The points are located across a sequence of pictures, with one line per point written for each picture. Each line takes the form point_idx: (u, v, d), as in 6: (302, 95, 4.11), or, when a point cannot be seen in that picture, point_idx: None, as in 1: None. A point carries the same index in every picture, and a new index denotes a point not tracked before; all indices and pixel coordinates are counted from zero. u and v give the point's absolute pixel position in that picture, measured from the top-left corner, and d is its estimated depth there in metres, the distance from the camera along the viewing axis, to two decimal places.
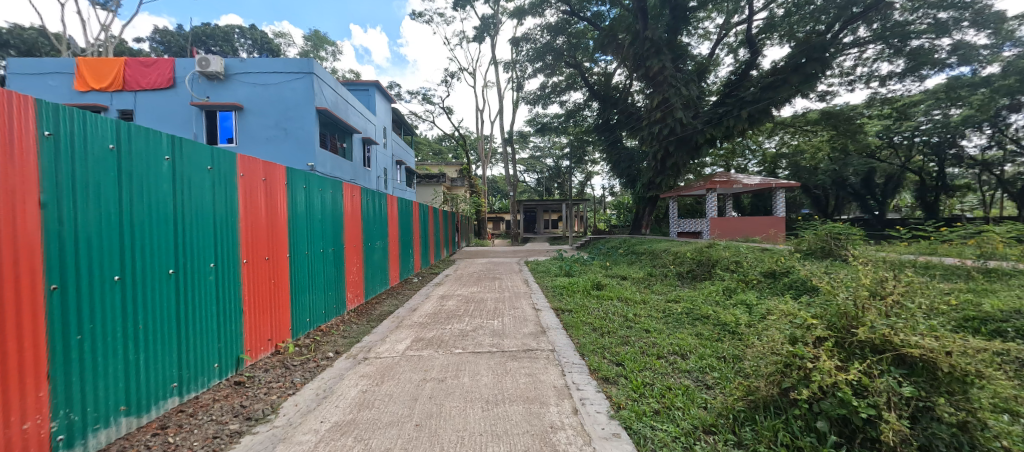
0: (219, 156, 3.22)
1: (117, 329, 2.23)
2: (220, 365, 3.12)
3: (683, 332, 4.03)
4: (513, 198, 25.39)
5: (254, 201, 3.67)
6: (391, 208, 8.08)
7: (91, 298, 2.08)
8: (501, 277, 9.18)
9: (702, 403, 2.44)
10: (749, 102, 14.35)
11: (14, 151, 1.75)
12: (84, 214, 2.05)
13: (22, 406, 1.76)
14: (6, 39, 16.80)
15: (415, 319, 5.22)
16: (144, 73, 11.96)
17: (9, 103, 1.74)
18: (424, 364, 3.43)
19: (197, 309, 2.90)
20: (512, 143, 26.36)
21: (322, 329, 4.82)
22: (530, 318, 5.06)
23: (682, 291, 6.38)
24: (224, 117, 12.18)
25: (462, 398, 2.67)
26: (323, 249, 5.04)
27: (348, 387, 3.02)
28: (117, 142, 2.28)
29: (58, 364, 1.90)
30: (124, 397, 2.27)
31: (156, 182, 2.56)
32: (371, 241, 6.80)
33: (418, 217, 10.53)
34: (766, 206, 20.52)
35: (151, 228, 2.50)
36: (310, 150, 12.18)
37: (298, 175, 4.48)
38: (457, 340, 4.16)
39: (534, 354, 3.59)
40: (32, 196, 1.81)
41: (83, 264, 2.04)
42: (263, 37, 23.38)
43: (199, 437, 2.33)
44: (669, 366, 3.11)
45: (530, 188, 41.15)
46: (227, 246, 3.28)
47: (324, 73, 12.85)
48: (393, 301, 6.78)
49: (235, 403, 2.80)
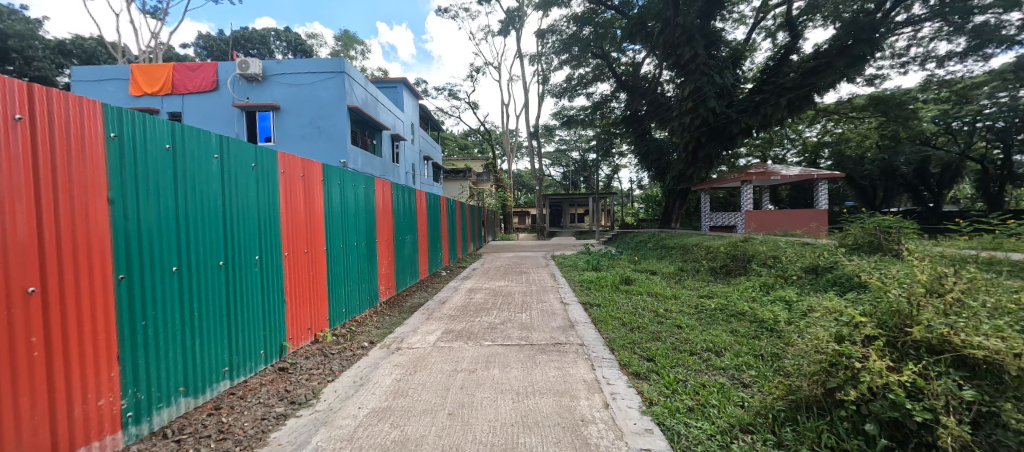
0: (262, 154, 3.38)
1: (175, 317, 2.41)
2: (265, 352, 3.31)
3: (717, 328, 3.91)
4: (539, 192, 25.31)
5: (293, 197, 3.83)
6: (420, 204, 8.25)
7: (152, 287, 2.26)
8: (528, 271, 9.22)
9: (738, 402, 2.37)
10: (789, 88, 13.69)
11: (85, 151, 1.91)
12: (146, 211, 2.22)
13: (97, 385, 1.94)
14: (69, 49, 18.22)
15: (444, 312, 5.33)
16: (190, 76, 12.64)
17: (79, 106, 1.91)
18: (455, 355, 3.50)
19: (245, 298, 3.08)
20: (538, 137, 26.21)
21: (356, 319, 5.00)
22: (559, 312, 5.06)
23: (716, 287, 6.19)
24: (263, 117, 12.77)
25: (493, 389, 2.71)
26: (357, 242, 5.20)
27: (383, 375, 3.13)
28: (173, 142, 2.45)
29: (127, 347, 2.10)
30: (183, 379, 2.46)
31: (207, 180, 2.73)
32: (401, 235, 6.97)
33: (446, 211, 10.71)
34: (807, 199, 19.50)
35: (203, 222, 2.68)
36: (344, 148, 12.61)
37: (333, 171, 4.63)
38: (486, 333, 4.21)
39: (564, 348, 3.59)
40: (102, 194, 1.98)
41: (145, 255, 2.21)
42: (297, 38, 24.32)
43: (249, 418, 2.50)
44: (703, 363, 3.03)
45: (557, 182, 40.88)
46: (271, 238, 3.46)
47: (355, 72, 13.22)
48: (422, 293, 6.93)
49: (280, 388, 2.97)
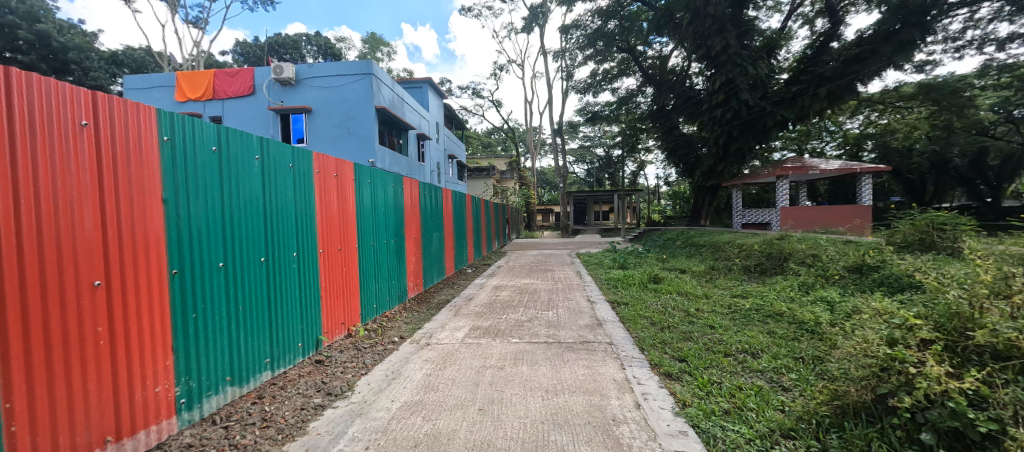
0: (299, 154, 3.52)
1: (221, 310, 2.57)
2: (303, 344, 3.46)
3: (753, 329, 3.77)
4: (563, 189, 25.13)
5: (327, 195, 3.96)
6: (446, 202, 8.37)
7: (202, 282, 2.42)
8: (553, 269, 9.15)
9: (778, 406, 2.28)
10: (829, 78, 12.98)
11: (142, 155, 2.06)
12: (195, 210, 2.37)
13: (155, 372, 2.10)
14: (121, 59, 19.50)
15: (471, 308, 5.39)
16: (229, 82, 13.26)
17: (136, 112, 2.05)
18: (483, 351, 3.54)
19: (284, 293, 3.22)
20: (562, 134, 26.01)
21: (386, 315, 5.13)
22: (585, 310, 5.01)
23: (750, 286, 5.96)
24: (296, 119, 13.26)
25: (522, 386, 2.72)
26: (386, 240, 5.33)
27: (414, 370, 3.21)
28: (219, 144, 2.59)
29: (179, 338, 2.25)
30: (229, 369, 2.62)
31: (249, 179, 2.87)
32: (428, 233, 7.10)
33: (471, 209, 10.83)
34: (848, 194, 18.47)
35: (247, 220, 2.83)
36: (372, 148, 12.92)
37: (364, 170, 4.76)
38: (514, 330, 4.24)
39: (592, 347, 3.56)
40: (157, 194, 2.14)
41: (194, 251, 2.37)
42: (327, 42, 25.11)
43: (290, 408, 2.61)
44: (739, 365, 2.93)
45: (581, 179, 40.46)
46: (307, 235, 3.60)
47: (382, 73, 13.51)
48: (449, 290, 7.04)
49: (317, 380, 3.09)
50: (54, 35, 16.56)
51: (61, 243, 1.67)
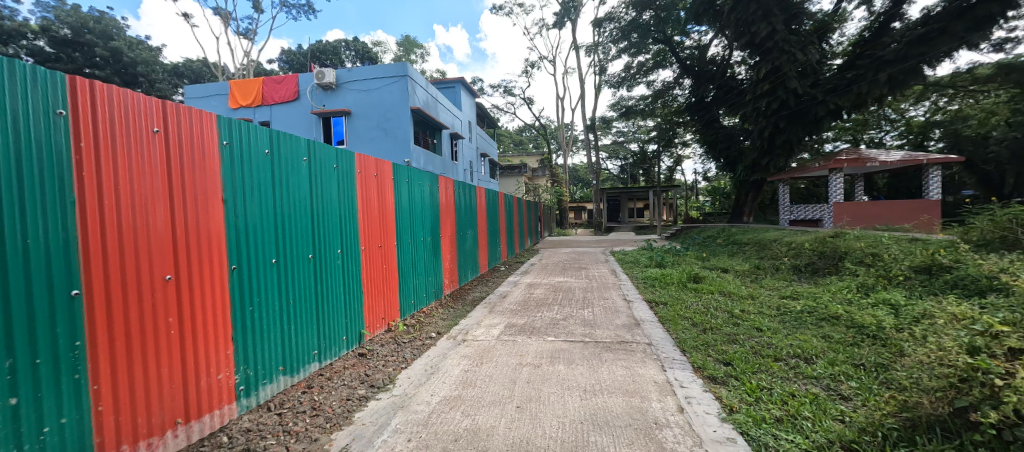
0: (343, 154, 3.67)
1: (274, 303, 2.75)
2: (347, 338, 3.61)
3: (805, 333, 3.55)
4: (596, 186, 24.73)
5: (368, 194, 4.10)
6: (480, 200, 8.46)
7: (257, 277, 2.61)
8: (587, 267, 9.04)
9: (837, 416, 2.13)
10: (890, 61, 11.93)
11: (204, 158, 2.25)
12: (250, 210, 2.56)
13: (218, 359, 2.30)
14: (181, 70, 21.07)
15: (506, 306, 5.42)
16: (276, 88, 14.03)
17: (199, 120, 2.24)
18: (519, 349, 3.55)
19: (330, 288, 3.38)
20: (594, 129, 25.59)
21: (424, 311, 5.26)
22: (622, 309, 4.91)
23: (800, 287, 5.60)
24: (337, 122, 13.83)
25: (559, 385, 2.71)
26: (423, 237, 5.45)
27: (452, 365, 3.26)
28: (271, 147, 2.76)
29: (238, 329, 2.44)
30: (282, 360, 2.79)
31: (298, 179, 3.03)
32: (463, 230, 7.21)
33: (504, 207, 10.89)
34: (912, 187, 16.98)
35: (296, 218, 3.00)
36: (408, 148, 13.26)
37: (402, 170, 4.90)
38: (549, 328, 4.22)
39: (631, 347, 3.49)
40: (217, 196, 2.32)
41: (249, 248, 2.55)
42: (364, 46, 26.00)
43: (336, 398, 2.74)
44: (791, 370, 2.76)
45: (614, 176, 39.64)
46: (351, 233, 3.76)
47: (417, 74, 13.82)
48: (484, 287, 7.11)
49: (360, 372, 3.22)
50: (125, 51, 18.24)
51: (138, 240, 1.87)
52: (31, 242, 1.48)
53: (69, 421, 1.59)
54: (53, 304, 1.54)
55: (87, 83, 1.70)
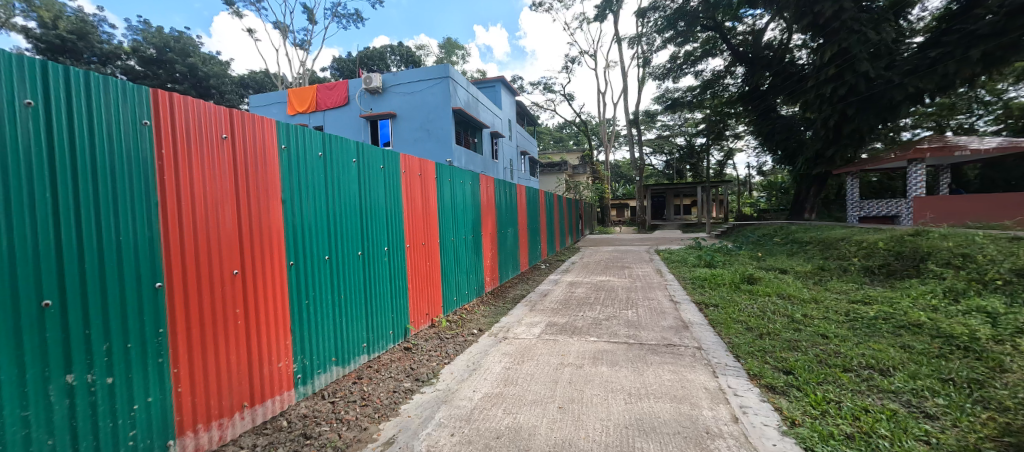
0: (389, 155, 3.80)
1: (327, 297, 2.91)
2: (394, 332, 3.75)
3: (879, 342, 3.22)
4: (639, 182, 23.94)
5: (412, 193, 4.23)
6: (520, 198, 8.47)
7: (312, 272, 2.78)
8: (630, 266, 8.78)
9: (921, 436, 1.90)
10: (985, 36, 10.36)
11: (265, 161, 2.43)
12: (305, 209, 2.73)
13: (279, 348, 2.48)
14: (246, 81, 22.86)
15: (547, 304, 5.39)
16: (329, 95, 14.83)
17: (262, 126, 2.43)
18: (561, 348, 3.51)
19: (378, 284, 3.52)
20: (638, 124, 24.79)
21: (466, 307, 5.36)
22: (669, 311, 4.71)
23: (872, 291, 5.09)
24: (383, 125, 14.42)
25: (603, 387, 2.64)
26: (465, 235, 5.54)
27: (493, 362, 3.29)
28: (324, 150, 2.92)
29: (296, 320, 2.62)
30: (335, 351, 2.95)
31: (348, 180, 3.18)
32: (504, 228, 7.25)
33: (545, 205, 10.85)
34: (1010, 178, 14.90)
35: (347, 217, 3.15)
36: (451, 148, 13.55)
37: (444, 169, 5.00)
38: (592, 328, 4.13)
39: (679, 350, 3.34)
40: (277, 196, 2.50)
41: (305, 245, 2.72)
42: (408, 51, 26.86)
43: (383, 389, 2.85)
44: (864, 383, 2.51)
45: (659, 172, 38.17)
46: (397, 231, 3.89)
47: (459, 75, 14.08)
48: (525, 285, 7.11)
49: (406, 365, 3.33)
50: (200, 66, 20.11)
51: (209, 237, 2.06)
52: (124, 239, 1.69)
53: (153, 400, 1.79)
54: (141, 295, 1.75)
55: (167, 95, 1.90)
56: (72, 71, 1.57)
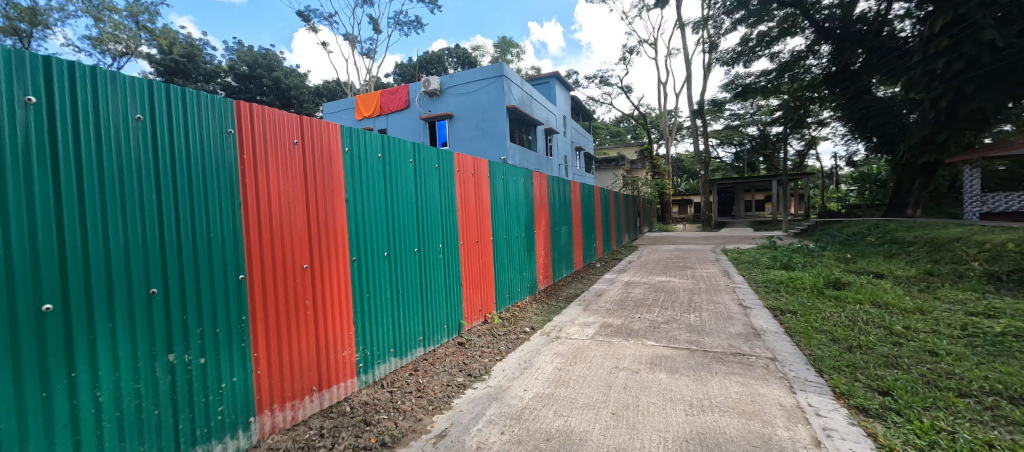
0: (444, 155, 3.90)
1: (385, 291, 3.05)
2: (448, 327, 3.85)
3: (1008, 364, 2.69)
4: (704, 177, 22.43)
5: (466, 192, 4.29)
6: (575, 195, 8.31)
7: (373, 268, 2.94)
8: (693, 266, 8.25)
9: None
10: None
11: (331, 163, 2.59)
12: (366, 207, 2.88)
13: (344, 339, 2.64)
14: (321, 90, 24.89)
15: (602, 304, 5.23)
16: (391, 99, 15.65)
17: (327, 130, 2.59)
18: (616, 351, 3.38)
19: (432, 279, 3.62)
20: (703, 114, 23.18)
21: (518, 305, 5.37)
22: (737, 316, 4.34)
23: (998, 302, 4.28)
24: (441, 125, 14.90)
25: (661, 396, 2.49)
26: (518, 233, 5.54)
27: (545, 362, 3.24)
28: (383, 152, 3.06)
29: (358, 312, 2.77)
30: (393, 343, 3.09)
31: (405, 179, 3.31)
32: (557, 226, 7.15)
33: (600, 202, 10.55)
34: None
35: (404, 215, 3.28)
36: (505, 146, 13.68)
37: (497, 167, 5.03)
38: (650, 331, 3.93)
39: (749, 360, 3.05)
40: (341, 196, 2.66)
41: (366, 242, 2.87)
42: (465, 52, 27.56)
43: (437, 383, 2.93)
44: (986, 412, 2.11)
45: (726, 165, 35.45)
46: (451, 228, 3.98)
47: (513, 73, 14.14)
48: (579, 284, 6.96)
49: (459, 360, 3.40)
50: (283, 79, 22.23)
51: (280, 233, 2.24)
52: (212, 235, 1.90)
53: (237, 381, 2.00)
54: (227, 286, 1.96)
55: (246, 104, 2.09)
56: (171, 88, 1.78)
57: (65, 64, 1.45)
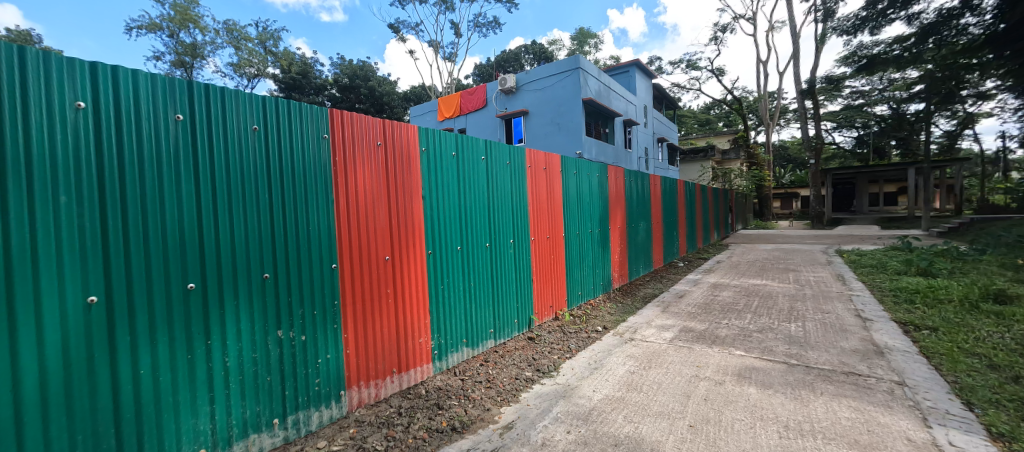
0: (515, 152, 3.93)
1: (458, 283, 3.18)
2: (518, 321, 3.90)
3: None
4: (814, 167, 19.56)
5: (537, 188, 4.28)
6: (655, 189, 7.82)
7: (447, 261, 3.07)
8: (797, 269, 7.23)
9: None
10: None
11: (409, 162, 2.76)
12: (440, 203, 3.02)
13: (421, 326, 2.82)
14: (408, 95, 26.80)
15: (683, 307, 4.85)
16: (469, 99, 16.24)
17: (407, 131, 2.76)
18: (698, 359, 3.10)
19: (502, 273, 3.68)
20: (814, 94, 20.14)
21: (591, 303, 5.22)
22: (853, 329, 3.70)
23: None
24: (517, 123, 15.06)
25: (749, 412, 2.23)
26: (591, 229, 5.38)
27: (617, 364, 3.11)
28: (456, 150, 3.19)
29: (434, 302, 2.93)
30: (465, 334, 3.22)
31: (477, 176, 3.41)
32: (635, 222, 6.80)
33: (685, 196, 9.78)
34: None
35: (476, 211, 3.39)
36: (581, 140, 13.37)
37: (570, 162, 4.93)
38: (740, 340, 3.53)
39: (866, 382, 2.58)
40: (418, 192, 2.83)
41: (441, 236, 3.02)
42: (541, 48, 27.55)
43: (507, 375, 2.97)
44: None
45: (844, 152, 30.47)
46: (522, 223, 4.00)
47: (590, 64, 13.74)
48: (658, 284, 6.55)
49: (529, 355, 3.41)
50: (377, 87, 24.37)
51: (364, 227, 2.44)
52: (312, 228, 2.15)
53: (331, 358, 2.24)
54: (323, 273, 2.21)
55: (338, 111, 2.31)
56: (281, 101, 2.05)
57: (204, 86, 1.76)
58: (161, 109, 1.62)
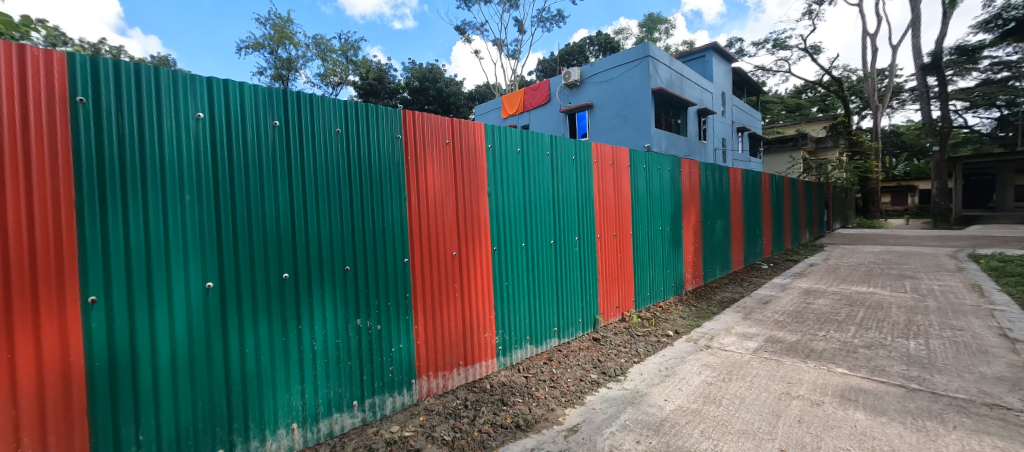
0: (580, 146, 3.81)
1: (522, 279, 3.17)
2: (583, 320, 3.79)
3: None
4: (936, 156, 16.61)
5: (604, 183, 4.12)
6: (734, 184, 7.16)
7: (511, 257, 3.08)
8: (915, 276, 6.17)
9: None
10: None
11: (475, 159, 2.79)
12: (505, 199, 3.02)
13: (486, 321, 2.86)
14: (473, 95, 27.48)
15: (769, 314, 4.37)
16: (533, 95, 16.23)
17: (472, 129, 2.80)
18: (789, 374, 2.77)
19: (566, 271, 3.60)
20: (938, 69, 17.04)
21: (661, 305, 4.93)
22: (996, 352, 3.05)
23: None
24: (581, 117, 14.71)
25: (855, 441, 1.93)
26: (662, 227, 5.07)
27: (691, 372, 2.88)
28: (522, 146, 3.17)
29: (498, 297, 2.95)
30: (529, 331, 3.22)
31: (542, 172, 3.36)
32: (711, 220, 6.29)
33: (770, 191, 8.84)
34: None
35: (541, 207, 3.35)
36: (650, 133, 12.69)
37: (639, 155, 4.68)
38: (842, 355, 3.09)
39: (1018, 419, 2.10)
40: (483, 188, 2.86)
41: (505, 232, 3.02)
42: (607, 38, 26.60)
43: (570, 376, 2.90)
44: None
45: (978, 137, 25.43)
46: (587, 220, 3.88)
47: (660, 52, 12.98)
48: (737, 287, 5.99)
49: (593, 356, 3.31)
50: (444, 89, 25.32)
51: (433, 223, 2.52)
52: (386, 224, 2.26)
53: (403, 348, 2.35)
54: (396, 266, 2.32)
55: (411, 112, 2.40)
56: (359, 105, 2.17)
57: (295, 94, 1.92)
58: (261, 116, 1.80)
